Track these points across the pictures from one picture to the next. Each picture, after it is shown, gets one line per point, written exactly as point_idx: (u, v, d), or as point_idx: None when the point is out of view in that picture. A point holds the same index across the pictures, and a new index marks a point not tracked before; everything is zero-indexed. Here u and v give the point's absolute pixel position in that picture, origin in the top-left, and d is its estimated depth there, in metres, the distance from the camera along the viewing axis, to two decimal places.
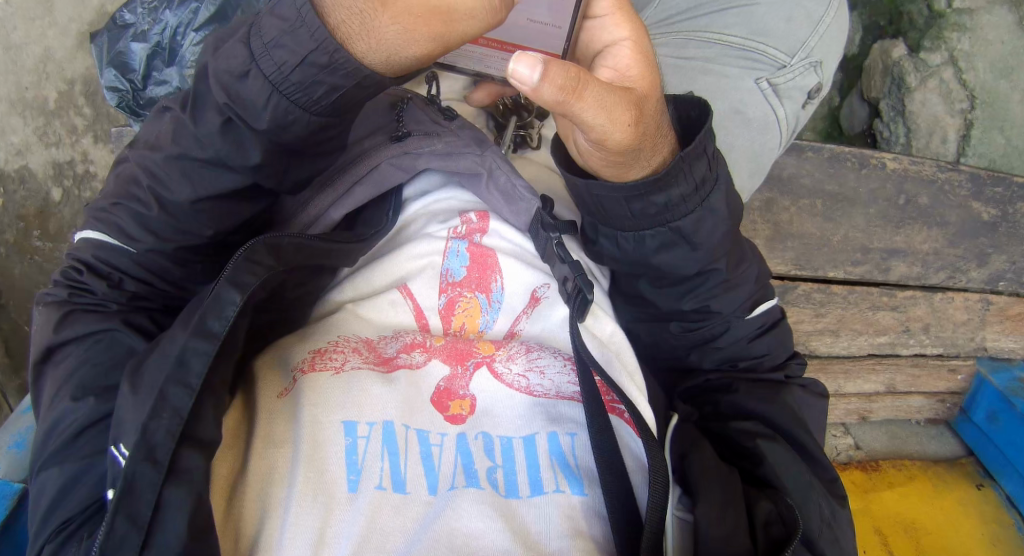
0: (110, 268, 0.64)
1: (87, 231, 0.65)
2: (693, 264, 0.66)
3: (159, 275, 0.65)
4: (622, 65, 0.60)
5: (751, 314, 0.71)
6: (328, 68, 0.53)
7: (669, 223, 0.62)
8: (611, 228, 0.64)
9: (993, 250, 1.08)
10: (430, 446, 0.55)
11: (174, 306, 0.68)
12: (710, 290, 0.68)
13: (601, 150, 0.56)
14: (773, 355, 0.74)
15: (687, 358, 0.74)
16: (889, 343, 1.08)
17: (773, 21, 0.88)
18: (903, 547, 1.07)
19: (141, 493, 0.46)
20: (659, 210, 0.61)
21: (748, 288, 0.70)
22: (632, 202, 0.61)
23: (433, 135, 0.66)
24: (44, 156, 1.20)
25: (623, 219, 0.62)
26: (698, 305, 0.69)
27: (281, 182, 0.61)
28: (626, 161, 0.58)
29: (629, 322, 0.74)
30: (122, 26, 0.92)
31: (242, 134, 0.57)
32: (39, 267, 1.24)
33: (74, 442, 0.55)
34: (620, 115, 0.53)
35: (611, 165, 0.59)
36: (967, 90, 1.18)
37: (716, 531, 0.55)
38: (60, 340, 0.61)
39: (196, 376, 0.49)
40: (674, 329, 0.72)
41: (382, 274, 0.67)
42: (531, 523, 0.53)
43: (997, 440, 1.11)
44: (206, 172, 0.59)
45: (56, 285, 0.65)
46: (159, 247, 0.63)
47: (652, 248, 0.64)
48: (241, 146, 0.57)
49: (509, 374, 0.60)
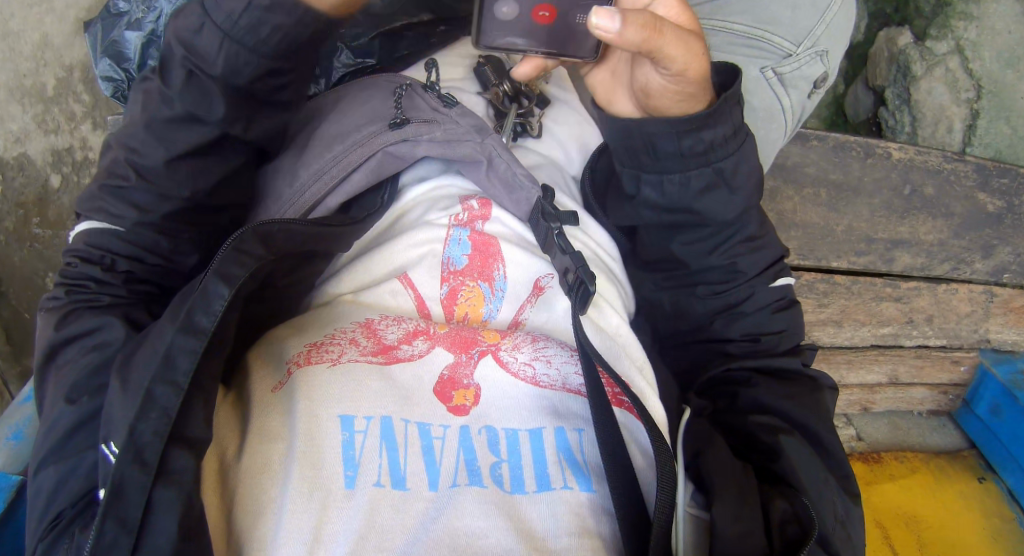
0: (101, 252, 0.64)
1: (79, 225, 0.66)
2: (732, 209, 0.69)
3: (148, 249, 0.65)
4: (675, 11, 0.63)
5: (773, 282, 0.74)
6: (271, 7, 0.57)
7: (713, 164, 0.66)
8: (655, 172, 0.67)
9: (998, 242, 1.07)
10: (431, 440, 0.55)
11: (169, 283, 0.68)
12: (738, 246, 0.72)
13: (678, 83, 0.61)
14: (791, 332, 0.75)
15: (710, 328, 0.75)
16: (893, 334, 1.07)
17: (780, 8, 0.86)
18: (904, 540, 1.07)
19: (130, 494, 0.46)
20: (707, 148, 0.64)
21: (772, 252, 0.74)
22: (682, 136, 0.64)
23: (433, 122, 0.67)
24: (43, 143, 1.19)
25: (671, 159, 0.65)
26: (727, 261, 0.72)
27: (246, 133, 0.64)
28: (695, 92, 0.62)
29: (651, 292, 0.76)
30: (116, 14, 0.90)
31: (205, 85, 0.60)
32: (40, 254, 1.23)
33: (66, 441, 0.55)
34: (696, 44, 0.58)
35: (683, 101, 0.64)
36: (973, 79, 1.16)
37: (733, 530, 0.55)
38: (60, 340, 0.61)
39: (182, 374, 0.49)
40: (702, 292, 0.74)
41: (381, 263, 0.66)
42: (537, 521, 0.53)
43: (1000, 434, 1.10)
44: (178, 131, 0.62)
45: (55, 288, 0.65)
46: (147, 219, 0.64)
47: (696, 191, 0.67)
48: (208, 99, 0.60)
49: (515, 363, 0.60)
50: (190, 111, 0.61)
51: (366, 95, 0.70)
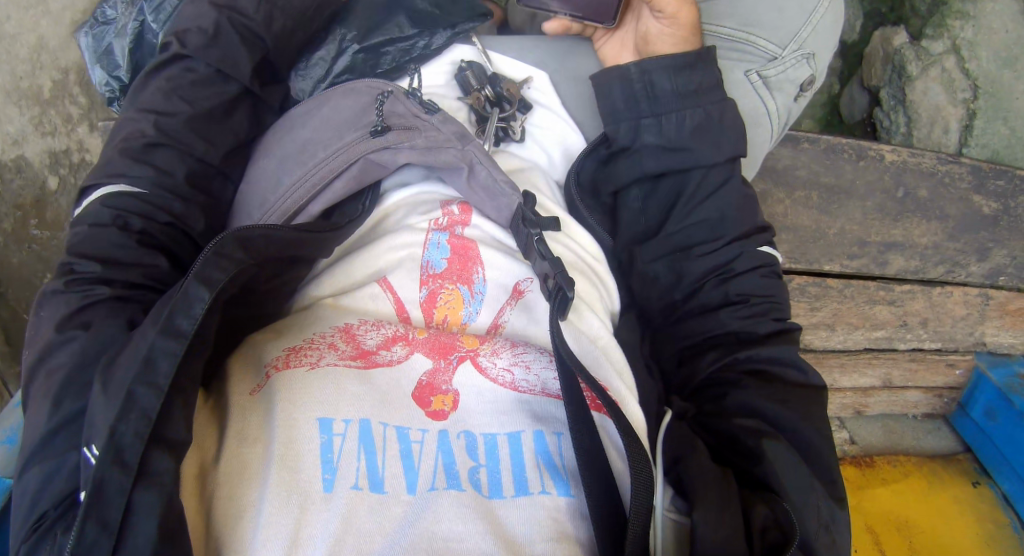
0: (115, 213, 0.66)
1: (93, 194, 0.68)
2: (722, 149, 0.78)
3: (162, 208, 0.68)
4: None
5: (761, 247, 0.78)
6: None
7: (701, 104, 0.78)
8: (653, 115, 0.78)
9: (994, 245, 1.06)
10: (409, 444, 0.55)
11: (176, 256, 0.68)
12: (728, 197, 0.78)
13: (672, 26, 0.82)
14: (777, 297, 0.76)
15: (700, 291, 0.77)
16: (886, 337, 1.06)
17: (766, 10, 0.86)
18: (896, 545, 1.06)
19: (109, 496, 0.45)
20: (696, 88, 0.78)
21: (759, 215, 0.80)
22: (678, 74, 0.78)
23: (415, 130, 0.67)
24: (39, 145, 1.19)
25: (669, 98, 0.78)
26: (718, 209, 0.78)
27: (263, 89, 0.78)
28: (687, 35, 0.82)
29: (646, 262, 0.79)
30: (105, 22, 0.92)
31: (231, 43, 0.74)
32: (38, 256, 1.22)
33: (51, 439, 0.53)
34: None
35: (678, 44, 0.82)
36: (970, 79, 1.15)
37: (714, 535, 0.54)
38: (57, 339, 0.58)
39: (163, 375, 0.48)
40: (694, 253, 0.78)
41: (361, 267, 0.67)
42: (515, 525, 0.52)
43: (996, 438, 1.09)
44: (198, 90, 0.73)
45: (53, 279, 0.63)
46: (161, 179, 0.69)
47: (689, 129, 0.78)
48: (232, 57, 0.74)
49: (494, 369, 0.60)
50: (216, 70, 0.74)
51: (348, 98, 0.71)
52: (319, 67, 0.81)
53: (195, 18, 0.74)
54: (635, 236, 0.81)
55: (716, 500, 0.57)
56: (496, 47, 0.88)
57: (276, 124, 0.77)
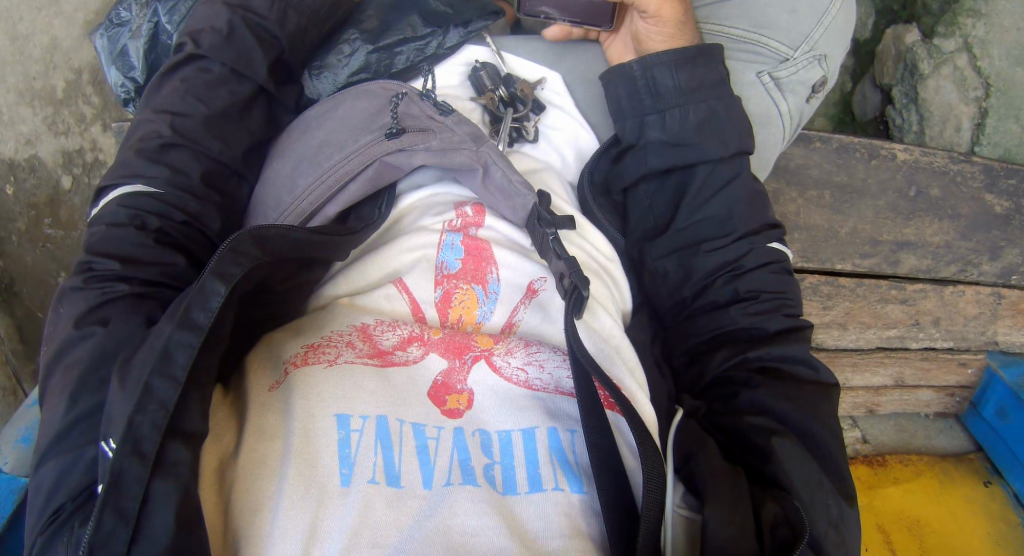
0: (131, 213, 0.66)
1: (110, 194, 0.69)
2: (727, 145, 0.79)
3: (178, 207, 0.69)
4: None
5: (771, 244, 0.79)
6: None
7: (704, 100, 0.79)
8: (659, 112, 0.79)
9: (1006, 243, 1.06)
10: (425, 440, 0.55)
11: (192, 253, 0.69)
12: (735, 194, 0.78)
13: (659, 24, 0.82)
14: (789, 295, 0.76)
15: (710, 289, 0.78)
16: (898, 336, 1.06)
17: (777, 12, 0.86)
18: (907, 543, 1.06)
19: (127, 485, 0.45)
20: (698, 84, 0.79)
21: (768, 213, 0.80)
22: (681, 69, 0.79)
23: (429, 132, 0.68)
24: (53, 144, 1.20)
25: (672, 94, 0.79)
26: (723, 204, 0.78)
27: (278, 89, 0.79)
28: (675, 31, 0.82)
29: (655, 259, 0.80)
30: (118, 24, 0.92)
31: (248, 45, 0.75)
32: (51, 254, 1.23)
33: (67, 433, 0.54)
34: None
35: (667, 41, 0.83)
36: (981, 76, 1.15)
37: (724, 532, 0.55)
38: (74, 336, 0.58)
39: (181, 368, 0.48)
40: (704, 249, 0.78)
41: (376, 268, 0.67)
42: (529, 521, 0.53)
43: (1006, 436, 1.09)
44: (211, 90, 0.73)
45: (72, 277, 0.64)
46: (176, 178, 0.70)
47: (695, 124, 0.79)
48: (246, 57, 0.75)
49: (508, 368, 0.60)
50: (230, 70, 0.75)
51: (362, 100, 0.72)
52: (333, 67, 0.81)
53: (209, 20, 0.75)
54: (646, 233, 0.82)
55: (726, 496, 0.57)
56: (508, 47, 0.88)
57: (291, 125, 0.77)
